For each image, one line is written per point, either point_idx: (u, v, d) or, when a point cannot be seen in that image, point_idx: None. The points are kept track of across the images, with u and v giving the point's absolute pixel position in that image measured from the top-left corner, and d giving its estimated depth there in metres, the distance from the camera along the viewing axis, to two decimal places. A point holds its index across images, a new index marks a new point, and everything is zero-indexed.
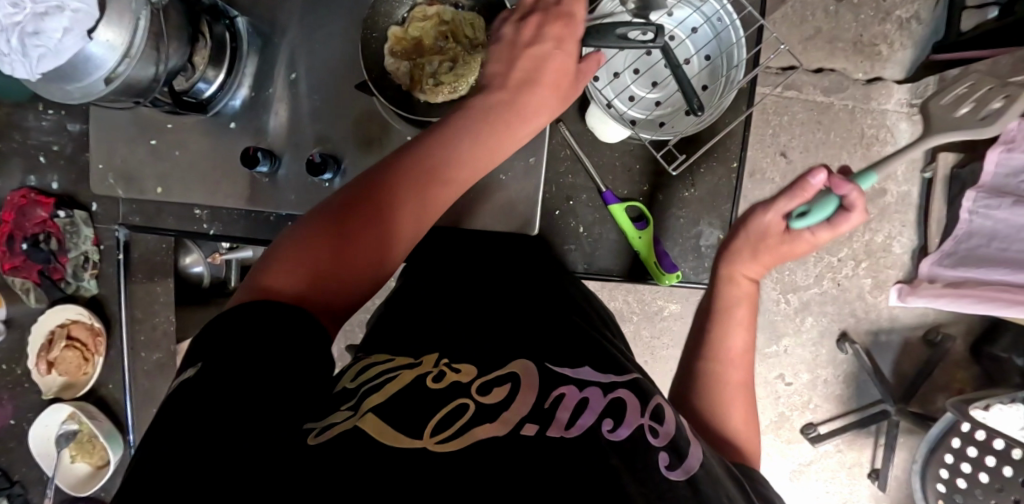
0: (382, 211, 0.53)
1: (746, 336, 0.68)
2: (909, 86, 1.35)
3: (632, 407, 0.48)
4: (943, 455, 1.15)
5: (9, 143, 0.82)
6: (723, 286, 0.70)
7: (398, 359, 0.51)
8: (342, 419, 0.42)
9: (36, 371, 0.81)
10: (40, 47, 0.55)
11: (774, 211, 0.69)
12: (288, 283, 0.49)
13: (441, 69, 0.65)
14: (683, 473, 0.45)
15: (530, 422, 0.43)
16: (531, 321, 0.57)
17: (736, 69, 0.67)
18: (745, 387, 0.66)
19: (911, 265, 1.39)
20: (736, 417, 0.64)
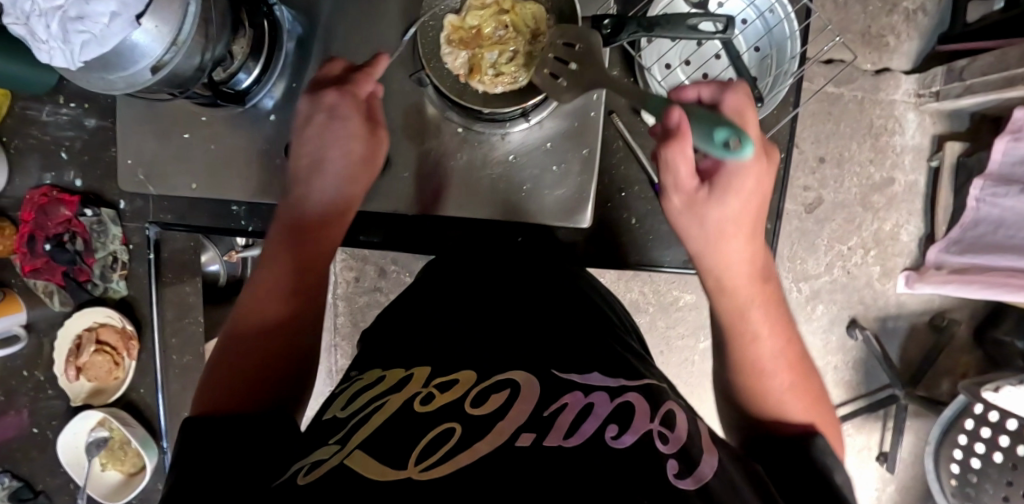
0: (282, 279, 0.62)
1: (772, 330, 0.59)
2: (916, 77, 1.36)
3: (640, 411, 0.45)
4: (957, 436, 1.18)
5: (27, 139, 0.78)
6: (724, 306, 0.60)
7: (385, 385, 0.53)
8: (331, 455, 0.44)
9: (64, 377, 0.79)
10: (85, 33, 0.50)
11: (675, 182, 0.55)
12: (223, 375, 0.56)
13: (501, 59, 0.64)
14: (694, 481, 0.40)
15: (526, 432, 0.42)
16: (513, 325, 0.59)
17: (790, 61, 0.68)
18: (794, 366, 0.59)
19: (919, 252, 1.40)
20: (798, 404, 0.58)
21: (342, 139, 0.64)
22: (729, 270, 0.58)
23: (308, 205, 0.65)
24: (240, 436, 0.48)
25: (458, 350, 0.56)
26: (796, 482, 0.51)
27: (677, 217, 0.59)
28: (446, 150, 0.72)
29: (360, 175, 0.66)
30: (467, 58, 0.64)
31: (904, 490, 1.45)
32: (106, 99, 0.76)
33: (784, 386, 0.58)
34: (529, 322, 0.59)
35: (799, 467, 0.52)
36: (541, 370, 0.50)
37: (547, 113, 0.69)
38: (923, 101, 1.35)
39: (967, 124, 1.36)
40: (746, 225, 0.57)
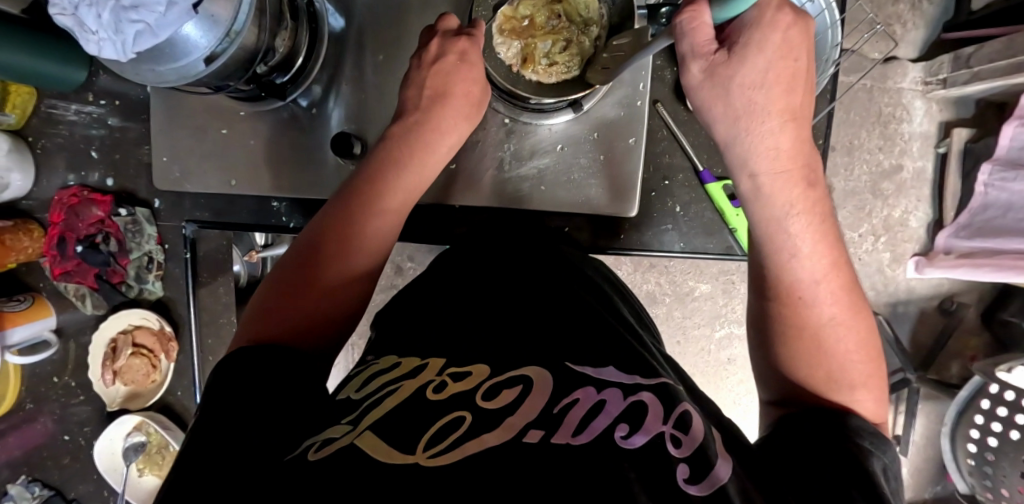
0: (317, 266, 0.57)
1: (818, 249, 0.56)
2: (923, 64, 1.25)
3: (653, 411, 0.45)
4: (974, 415, 1.17)
5: (55, 139, 0.76)
6: (762, 212, 0.58)
7: (402, 370, 0.50)
8: (342, 434, 0.42)
9: (99, 383, 0.78)
10: (139, 23, 0.49)
11: (692, 47, 0.55)
12: (273, 317, 0.55)
13: (554, 48, 0.65)
14: (706, 486, 0.40)
15: (534, 429, 0.42)
16: (539, 309, 0.56)
17: (831, 50, 0.70)
18: (843, 301, 0.56)
19: (927, 238, 1.29)
20: (842, 344, 0.56)
21: (469, 77, 0.63)
22: (774, 173, 0.56)
23: (393, 160, 0.62)
24: (266, 399, 0.46)
25: (472, 337, 0.53)
26: (814, 449, 0.49)
27: (702, 94, 0.58)
28: (493, 141, 0.72)
29: (459, 125, 0.64)
30: (519, 48, 0.66)
31: (916, 472, 1.40)
32: (137, 96, 0.75)
33: (827, 318, 0.56)
34: (549, 311, 0.56)
35: (831, 438, 0.50)
36: (554, 362, 0.48)
37: (597, 101, 0.70)
38: (930, 89, 1.24)
39: (973, 111, 1.26)
40: (779, 102, 0.56)
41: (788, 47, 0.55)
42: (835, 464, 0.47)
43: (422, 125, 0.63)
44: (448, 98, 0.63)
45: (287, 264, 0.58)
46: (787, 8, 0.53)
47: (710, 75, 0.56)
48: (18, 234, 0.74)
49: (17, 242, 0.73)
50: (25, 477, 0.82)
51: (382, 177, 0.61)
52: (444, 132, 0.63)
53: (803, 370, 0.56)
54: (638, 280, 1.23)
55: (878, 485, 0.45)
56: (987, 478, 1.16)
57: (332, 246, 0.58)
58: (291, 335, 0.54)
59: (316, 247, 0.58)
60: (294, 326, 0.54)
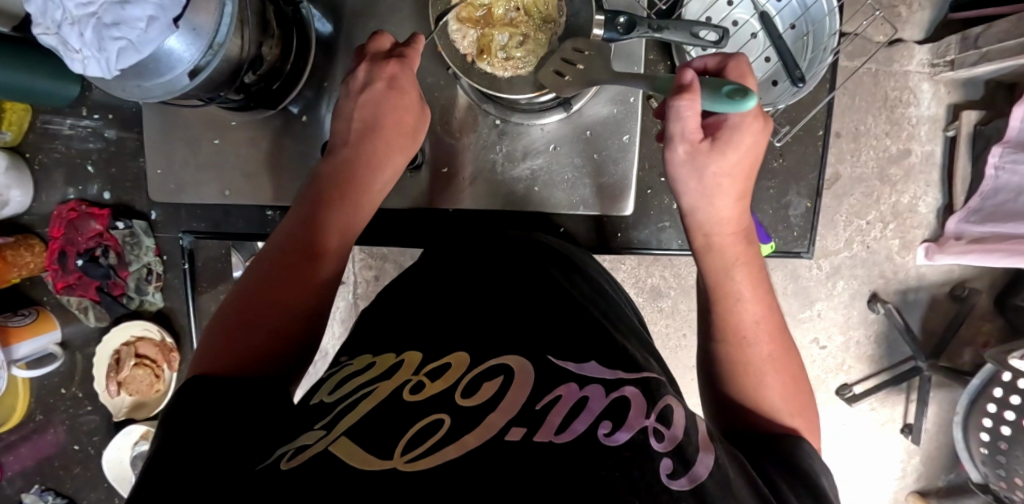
0: (268, 291, 0.58)
1: (754, 298, 0.60)
2: (931, 46, 1.20)
3: (636, 407, 0.46)
4: (985, 404, 1.14)
5: (52, 154, 0.77)
6: (708, 262, 0.61)
7: (377, 370, 0.51)
8: (315, 440, 0.44)
9: (104, 393, 0.79)
10: (121, 40, 0.49)
11: (683, 131, 0.55)
12: (236, 335, 0.55)
13: (511, 42, 0.62)
14: (688, 482, 0.42)
15: (516, 427, 0.43)
16: (499, 315, 0.56)
17: (830, 38, 0.66)
18: (775, 338, 0.59)
19: (936, 224, 1.27)
20: (774, 376, 0.58)
21: (398, 108, 0.65)
22: (707, 232, 0.60)
23: (355, 170, 0.64)
24: (237, 411, 0.48)
25: (442, 335, 0.54)
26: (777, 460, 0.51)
27: (682, 172, 0.59)
28: (486, 143, 0.72)
29: (398, 148, 0.66)
30: (476, 38, 0.62)
31: (929, 461, 1.39)
32: (130, 110, 0.75)
33: (765, 355, 0.58)
34: (513, 311, 0.56)
35: (775, 451, 0.52)
36: (535, 356, 0.50)
37: (589, 99, 0.68)
38: (937, 71, 1.21)
39: (982, 93, 1.22)
40: (738, 186, 0.59)
41: (757, 147, 0.58)
42: (785, 473, 0.49)
43: (376, 130, 0.64)
44: (379, 123, 0.64)
45: (238, 295, 0.59)
46: (764, 114, 0.57)
47: (691, 161, 0.58)
48: (19, 250, 0.74)
49: (19, 257, 0.74)
50: (38, 486, 0.84)
51: (332, 201, 0.63)
52: (395, 153, 0.66)
53: (746, 399, 0.57)
54: (642, 275, 1.21)
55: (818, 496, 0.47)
56: (1001, 467, 1.16)
57: (297, 262, 0.60)
58: (248, 357, 0.54)
59: (283, 261, 0.60)
60: (245, 350, 0.54)
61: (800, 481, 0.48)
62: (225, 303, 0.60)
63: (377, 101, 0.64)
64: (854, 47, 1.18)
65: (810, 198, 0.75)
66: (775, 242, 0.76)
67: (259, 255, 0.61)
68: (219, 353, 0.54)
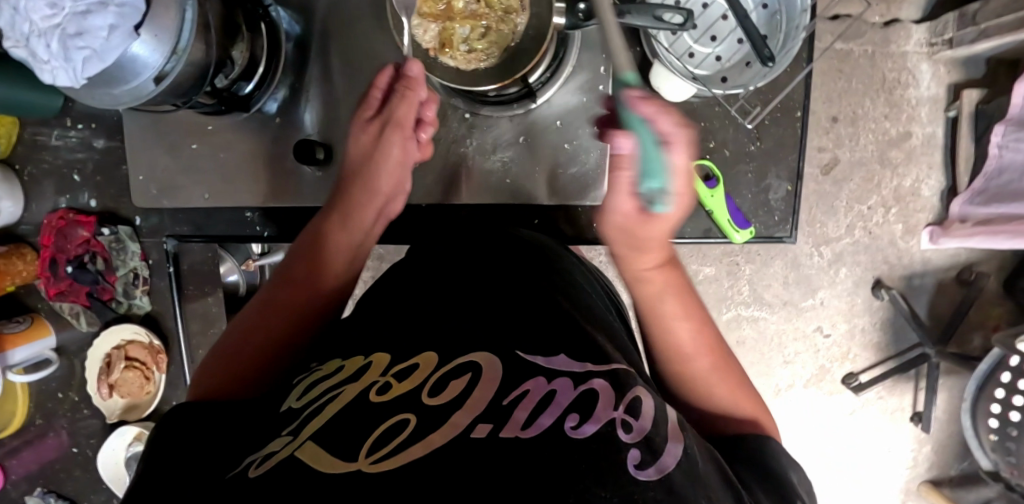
0: (268, 316, 0.63)
1: (688, 313, 0.60)
2: (928, 25, 1.17)
3: (604, 399, 0.46)
4: (993, 390, 1.12)
5: (40, 165, 0.79)
6: (642, 290, 0.60)
7: (344, 374, 0.51)
8: (281, 446, 0.43)
9: (97, 396, 0.82)
10: (85, 50, 0.51)
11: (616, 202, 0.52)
12: (233, 355, 0.60)
13: (473, 34, 0.62)
14: (655, 472, 0.42)
15: (482, 423, 0.42)
16: (476, 305, 0.56)
17: (802, 15, 0.65)
18: (714, 349, 0.60)
19: (941, 207, 1.24)
20: (720, 384, 0.59)
21: (364, 135, 0.69)
22: (642, 267, 0.58)
23: (345, 201, 0.68)
24: (219, 428, 0.50)
25: (401, 333, 0.55)
26: (740, 457, 0.51)
27: (614, 225, 0.53)
28: (457, 137, 0.72)
29: (393, 171, 0.69)
30: (438, 32, 0.63)
31: (941, 450, 1.36)
32: (112, 118, 0.77)
33: (705, 366, 0.59)
34: (487, 301, 0.57)
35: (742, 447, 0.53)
36: (503, 350, 0.50)
37: (557, 88, 0.68)
38: (936, 50, 1.17)
39: (983, 71, 1.19)
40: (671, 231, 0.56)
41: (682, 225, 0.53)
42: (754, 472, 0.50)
43: (362, 155, 0.69)
44: (361, 151, 0.69)
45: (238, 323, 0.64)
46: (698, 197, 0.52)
47: (621, 224, 0.52)
48: (11, 259, 0.77)
49: (11, 266, 0.77)
50: (41, 488, 0.86)
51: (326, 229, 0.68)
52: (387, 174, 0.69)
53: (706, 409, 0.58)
54: None
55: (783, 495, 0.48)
56: (1011, 454, 1.13)
57: (297, 290, 0.65)
58: (244, 371, 0.59)
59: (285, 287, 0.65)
60: (241, 370, 0.59)
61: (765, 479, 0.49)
62: (230, 329, 0.64)
63: (362, 130, 0.69)
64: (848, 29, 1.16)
65: (790, 182, 0.73)
66: (754, 227, 0.74)
67: (266, 286, 0.67)
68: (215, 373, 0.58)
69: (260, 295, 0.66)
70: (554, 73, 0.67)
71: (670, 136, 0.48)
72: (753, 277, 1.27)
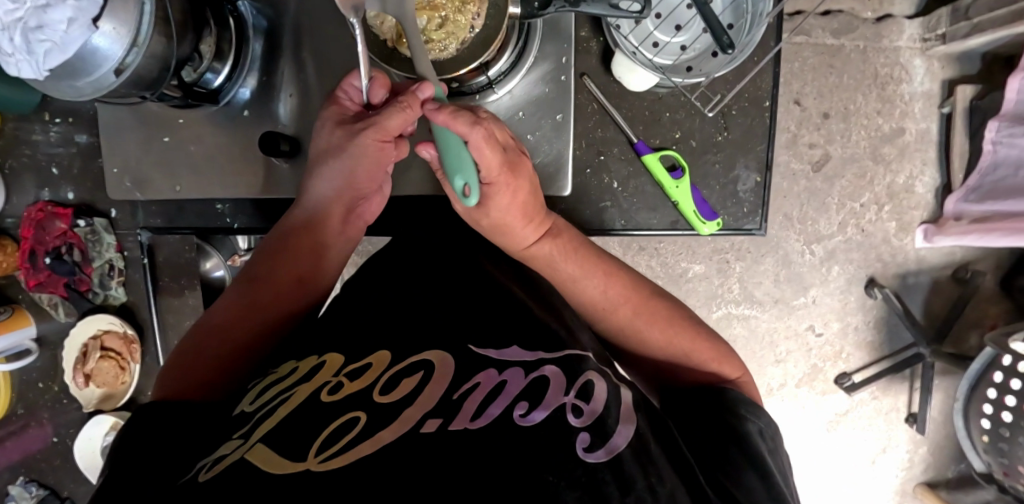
0: (240, 317, 0.60)
1: (591, 270, 0.60)
2: (920, 20, 1.14)
3: (555, 385, 0.43)
4: (986, 390, 1.08)
5: (20, 159, 0.81)
6: (550, 268, 0.61)
7: (296, 376, 0.47)
8: (232, 450, 0.40)
9: (74, 385, 0.83)
10: (46, 42, 0.52)
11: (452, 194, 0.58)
12: (198, 357, 0.56)
13: (430, 24, 0.60)
14: (605, 454, 0.39)
15: (432, 419, 0.39)
16: (439, 294, 0.53)
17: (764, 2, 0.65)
18: (631, 296, 0.60)
19: (935, 204, 1.21)
20: (654, 329, 0.59)
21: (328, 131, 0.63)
22: (524, 245, 0.59)
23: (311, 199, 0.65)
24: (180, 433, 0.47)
25: (354, 321, 0.52)
26: (705, 421, 0.51)
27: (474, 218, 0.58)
28: None
29: (371, 165, 0.63)
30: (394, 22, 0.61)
31: (937, 451, 1.33)
32: (89, 112, 0.78)
33: (629, 314, 0.60)
34: (449, 292, 0.53)
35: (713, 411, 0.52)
36: (455, 345, 0.46)
37: (518, 79, 0.68)
38: (929, 46, 1.14)
39: (978, 67, 1.16)
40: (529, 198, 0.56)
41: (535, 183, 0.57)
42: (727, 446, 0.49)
43: (332, 147, 0.62)
44: (329, 144, 0.63)
45: (207, 324, 0.59)
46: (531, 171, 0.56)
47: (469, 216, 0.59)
48: None
49: None
50: (22, 477, 0.88)
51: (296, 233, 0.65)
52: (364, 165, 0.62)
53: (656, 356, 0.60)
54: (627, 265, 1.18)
55: (756, 448, 0.49)
56: (1004, 455, 1.09)
57: (267, 292, 0.62)
58: (220, 371, 0.56)
59: (254, 289, 0.62)
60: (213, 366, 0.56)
61: (738, 439, 0.49)
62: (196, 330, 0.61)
63: (332, 135, 0.62)
64: (838, 23, 1.14)
65: (759, 173, 0.72)
66: (722, 219, 0.73)
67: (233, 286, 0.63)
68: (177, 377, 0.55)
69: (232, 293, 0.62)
70: (515, 64, 0.67)
71: (468, 137, 0.49)
72: (742, 275, 1.24)
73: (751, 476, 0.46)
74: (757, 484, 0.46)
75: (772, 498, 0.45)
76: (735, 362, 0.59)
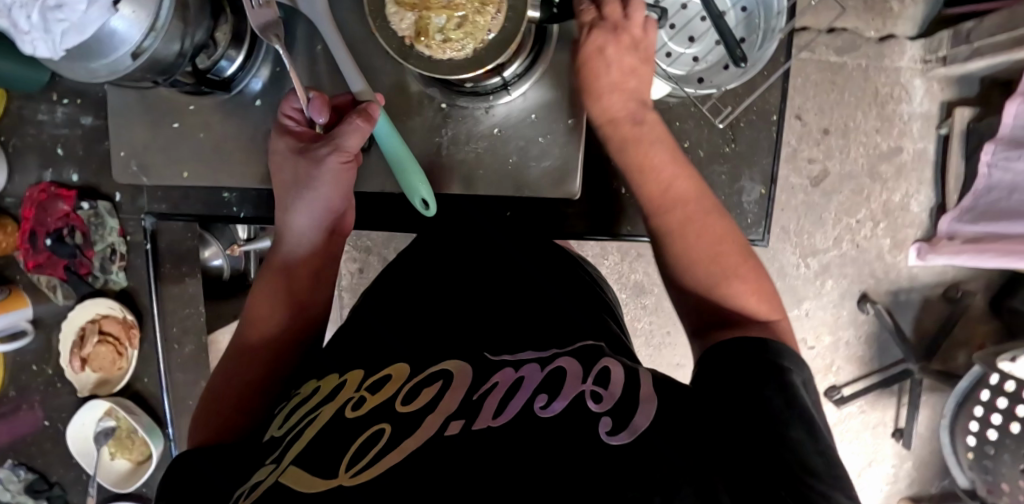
0: (253, 352, 0.66)
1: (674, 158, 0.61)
2: (922, 43, 1.16)
3: (572, 375, 0.41)
4: (973, 407, 1.09)
5: (25, 138, 0.80)
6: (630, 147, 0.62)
7: (320, 395, 0.49)
8: (267, 475, 0.41)
9: (70, 369, 0.83)
10: (64, 22, 0.52)
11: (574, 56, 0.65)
12: (226, 395, 0.63)
13: (449, 24, 0.61)
14: (629, 435, 0.35)
15: (455, 421, 0.38)
16: (446, 307, 0.55)
17: (776, 18, 0.66)
18: (703, 196, 0.60)
19: (930, 223, 1.23)
20: (712, 245, 0.57)
21: (287, 165, 0.66)
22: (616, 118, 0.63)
23: (292, 232, 0.68)
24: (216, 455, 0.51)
25: (371, 336, 0.54)
26: (737, 370, 0.44)
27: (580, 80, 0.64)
28: (432, 126, 0.70)
29: (338, 189, 0.66)
30: (414, 21, 0.61)
31: (922, 467, 1.34)
32: (96, 95, 0.77)
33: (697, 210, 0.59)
34: (454, 303, 0.55)
35: (758, 366, 0.44)
36: (473, 355, 0.46)
37: (532, 83, 0.68)
38: (929, 67, 1.16)
39: (977, 90, 1.18)
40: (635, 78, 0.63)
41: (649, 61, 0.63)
42: (782, 405, 0.41)
43: (297, 179, 0.66)
44: (289, 175, 0.66)
45: (224, 367, 0.66)
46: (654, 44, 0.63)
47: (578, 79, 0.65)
48: None
49: None
50: (10, 461, 0.87)
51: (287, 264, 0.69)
52: (336, 190, 0.66)
53: (712, 286, 0.57)
54: (625, 270, 1.18)
55: (795, 397, 0.42)
56: (988, 473, 1.10)
57: (270, 325, 0.67)
58: (247, 401, 0.63)
59: (256, 325, 0.67)
60: (236, 403, 0.62)
61: (774, 383, 0.42)
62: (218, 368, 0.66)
63: (295, 164, 0.66)
64: (842, 41, 1.15)
65: (764, 185, 0.72)
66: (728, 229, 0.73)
67: (240, 323, 0.68)
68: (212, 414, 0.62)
69: (241, 330, 0.68)
70: (530, 68, 0.67)
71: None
72: None
73: (800, 433, 0.39)
74: (805, 437, 0.39)
75: (823, 454, 0.38)
76: (772, 303, 0.57)
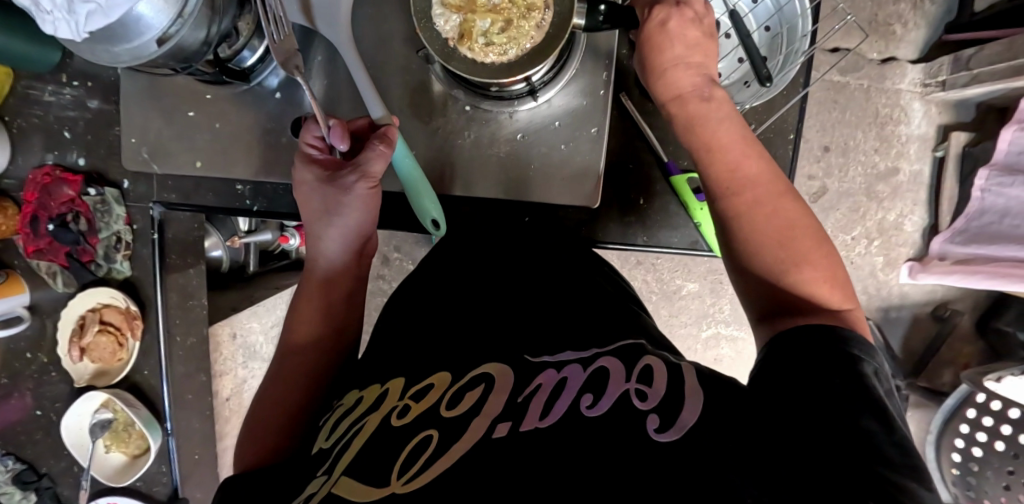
0: (289, 378, 0.64)
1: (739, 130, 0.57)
2: (922, 66, 1.18)
3: (614, 374, 0.41)
4: (958, 425, 1.11)
5: (30, 119, 0.78)
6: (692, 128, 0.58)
7: (365, 405, 0.48)
8: (319, 487, 0.42)
9: (68, 358, 0.82)
10: (90, 3, 0.50)
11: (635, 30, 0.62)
12: (266, 423, 0.61)
13: (493, 28, 0.61)
14: (676, 432, 0.36)
15: (502, 423, 0.39)
16: (483, 316, 0.53)
17: (801, 40, 0.67)
18: (768, 171, 0.55)
19: (922, 244, 1.24)
20: (775, 221, 0.53)
21: (314, 190, 0.64)
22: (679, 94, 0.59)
23: (323, 254, 0.67)
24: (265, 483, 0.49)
25: (407, 346, 0.53)
26: (807, 367, 0.41)
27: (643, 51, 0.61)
28: (454, 128, 0.70)
29: (366, 211, 0.65)
30: (458, 23, 0.61)
31: None
32: (108, 78, 0.75)
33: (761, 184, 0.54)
34: (491, 313, 0.54)
35: (832, 355, 0.42)
36: (513, 358, 0.46)
37: (557, 89, 0.68)
38: (928, 91, 1.18)
39: (973, 114, 1.19)
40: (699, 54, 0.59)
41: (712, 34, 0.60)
42: (858, 403, 0.39)
43: (325, 201, 0.64)
44: (317, 199, 0.65)
45: (266, 382, 0.65)
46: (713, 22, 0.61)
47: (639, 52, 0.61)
48: None
49: None
50: None
51: (318, 286, 0.67)
52: (365, 210, 0.65)
53: (777, 269, 0.52)
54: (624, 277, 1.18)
55: (869, 389, 0.40)
56: (971, 489, 1.11)
57: (307, 350, 0.65)
58: (288, 428, 0.61)
59: (293, 350, 0.65)
60: (277, 430, 0.61)
61: (847, 372, 0.41)
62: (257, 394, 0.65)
63: (323, 194, 0.64)
64: (846, 61, 1.17)
65: None
66: None
67: (277, 349, 0.66)
68: (255, 444, 0.60)
69: (279, 355, 0.66)
70: (556, 76, 0.67)
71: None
72: None
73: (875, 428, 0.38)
74: (878, 429, 0.38)
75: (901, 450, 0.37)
76: (846, 291, 0.52)
